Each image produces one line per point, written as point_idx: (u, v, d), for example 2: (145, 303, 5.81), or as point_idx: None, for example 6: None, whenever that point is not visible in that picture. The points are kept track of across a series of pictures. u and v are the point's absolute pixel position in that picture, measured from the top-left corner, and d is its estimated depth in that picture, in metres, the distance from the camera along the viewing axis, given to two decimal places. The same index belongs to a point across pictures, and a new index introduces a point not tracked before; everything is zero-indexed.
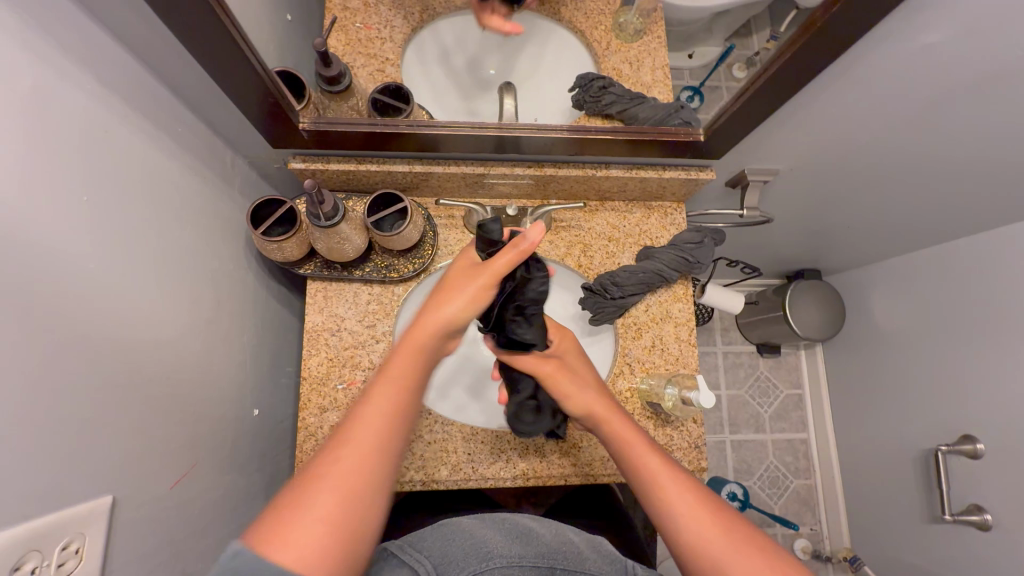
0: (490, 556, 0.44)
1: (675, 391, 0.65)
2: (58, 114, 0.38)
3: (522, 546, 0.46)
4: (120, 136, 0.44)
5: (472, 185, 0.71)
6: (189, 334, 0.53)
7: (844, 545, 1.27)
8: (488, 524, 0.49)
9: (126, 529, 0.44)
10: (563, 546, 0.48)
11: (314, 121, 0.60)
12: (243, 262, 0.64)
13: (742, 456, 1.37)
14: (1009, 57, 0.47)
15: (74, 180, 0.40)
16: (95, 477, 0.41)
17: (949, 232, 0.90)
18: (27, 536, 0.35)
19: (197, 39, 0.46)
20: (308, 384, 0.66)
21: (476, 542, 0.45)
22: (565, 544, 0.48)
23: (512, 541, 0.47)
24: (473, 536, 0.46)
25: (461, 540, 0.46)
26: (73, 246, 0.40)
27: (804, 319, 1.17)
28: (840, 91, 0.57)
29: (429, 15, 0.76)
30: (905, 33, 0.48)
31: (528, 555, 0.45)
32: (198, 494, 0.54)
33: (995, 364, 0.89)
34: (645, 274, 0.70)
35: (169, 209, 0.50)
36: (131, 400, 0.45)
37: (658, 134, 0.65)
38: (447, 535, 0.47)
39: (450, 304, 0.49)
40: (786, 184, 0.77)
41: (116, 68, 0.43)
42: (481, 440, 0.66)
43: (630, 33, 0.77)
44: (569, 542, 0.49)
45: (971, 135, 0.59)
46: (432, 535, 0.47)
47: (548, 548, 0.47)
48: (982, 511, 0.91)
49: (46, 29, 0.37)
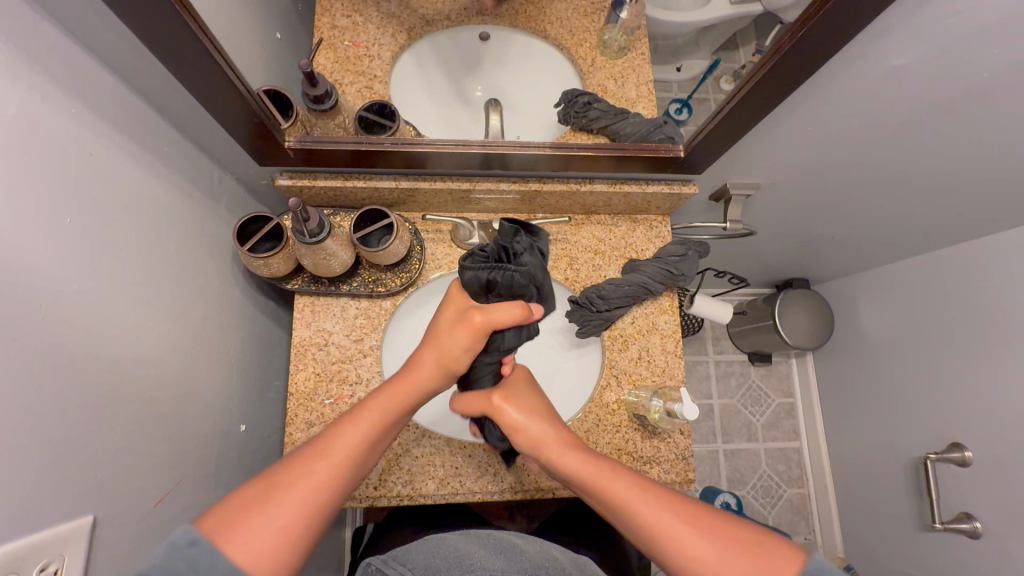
0: (474, 567, 0.44)
1: (660, 403, 0.65)
2: (45, 140, 0.39)
3: (505, 560, 0.46)
4: (106, 158, 0.45)
5: (459, 200, 0.72)
6: (174, 351, 0.54)
7: (838, 553, 1.26)
8: (472, 539, 0.50)
9: (107, 550, 0.44)
10: (546, 561, 0.48)
11: (300, 140, 0.61)
12: (230, 278, 0.64)
13: (735, 465, 1.37)
14: (979, 75, 0.49)
15: (60, 204, 0.40)
16: (75, 498, 0.41)
17: (933, 242, 0.91)
18: (5, 558, 0.35)
19: (181, 62, 0.47)
20: (295, 399, 0.66)
21: (458, 554, 0.46)
22: (548, 559, 0.48)
23: (496, 555, 0.47)
24: (457, 550, 0.47)
25: (446, 552, 0.47)
26: (59, 268, 0.40)
27: (794, 328, 1.18)
28: (817, 107, 0.58)
29: (416, 34, 0.78)
30: (879, 54, 0.50)
31: (511, 568, 0.45)
32: (183, 512, 0.54)
33: (982, 374, 0.91)
34: (630, 287, 0.70)
35: (155, 227, 0.51)
36: (116, 417, 0.45)
37: (640, 150, 0.66)
38: (432, 551, 0.48)
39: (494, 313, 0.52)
40: (770, 197, 0.78)
41: (101, 93, 0.44)
42: (468, 454, 0.67)
43: (614, 51, 0.78)
44: (554, 558, 0.49)
45: (947, 151, 0.60)
46: (418, 551, 0.48)
47: (532, 563, 0.47)
48: (971, 518, 0.92)
49: (34, 56, 0.38)
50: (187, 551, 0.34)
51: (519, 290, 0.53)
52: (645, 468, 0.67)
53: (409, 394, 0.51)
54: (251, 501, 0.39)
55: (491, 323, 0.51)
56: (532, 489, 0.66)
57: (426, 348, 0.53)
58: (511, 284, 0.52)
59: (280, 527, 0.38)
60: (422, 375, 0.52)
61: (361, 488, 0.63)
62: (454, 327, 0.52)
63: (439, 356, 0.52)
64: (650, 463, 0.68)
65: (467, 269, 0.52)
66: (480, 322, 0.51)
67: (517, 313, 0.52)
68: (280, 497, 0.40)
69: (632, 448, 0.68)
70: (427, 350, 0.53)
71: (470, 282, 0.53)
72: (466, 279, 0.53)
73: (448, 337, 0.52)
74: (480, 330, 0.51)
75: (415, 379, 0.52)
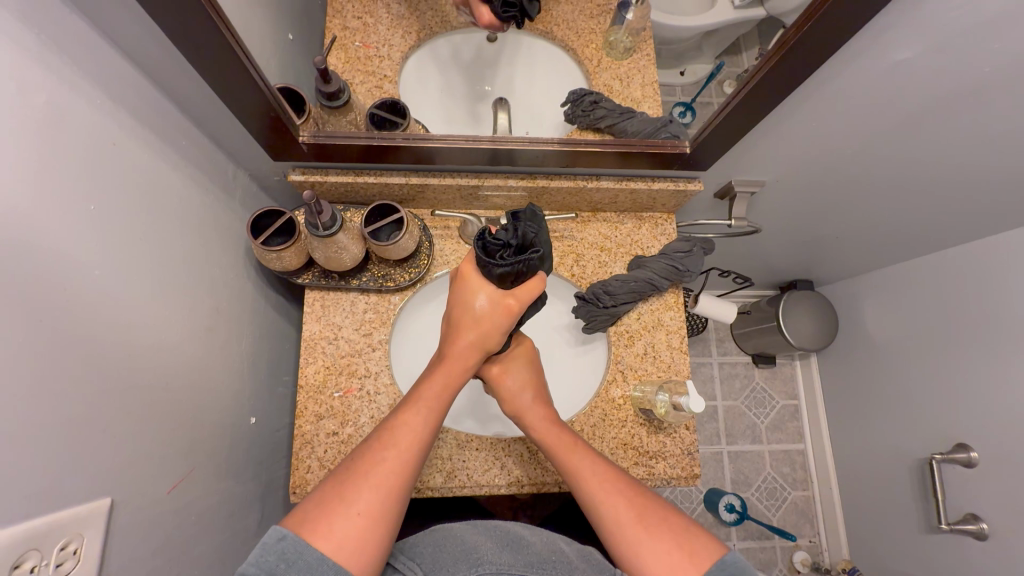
0: (480, 564, 0.44)
1: (666, 397, 0.66)
2: (71, 127, 0.40)
3: (510, 555, 0.46)
4: (127, 149, 0.46)
5: (467, 197, 0.74)
6: (188, 341, 0.54)
7: (843, 556, 1.25)
8: (480, 530, 0.50)
9: (122, 533, 0.44)
10: (552, 554, 0.48)
11: (313, 135, 0.62)
12: (243, 271, 0.65)
13: (739, 468, 1.36)
14: (981, 69, 0.49)
15: (82, 191, 0.41)
16: (93, 480, 0.42)
17: (938, 241, 0.92)
18: (28, 535, 0.36)
19: (204, 57, 0.48)
20: (305, 392, 0.67)
21: (467, 548, 0.46)
22: (555, 552, 0.48)
23: (503, 549, 0.47)
24: (465, 543, 0.47)
25: (451, 546, 0.47)
26: (81, 253, 0.41)
27: (798, 329, 1.18)
28: (820, 104, 0.59)
29: (426, 34, 0.79)
30: (881, 51, 0.51)
31: (518, 563, 0.45)
32: (195, 500, 0.55)
33: (987, 372, 0.91)
34: (637, 283, 0.71)
35: (173, 219, 0.52)
36: (133, 401, 0.46)
37: (646, 147, 0.67)
38: (440, 543, 0.48)
39: (523, 292, 0.55)
40: (774, 195, 0.79)
41: (124, 86, 0.45)
42: (476, 447, 0.67)
43: (621, 51, 0.80)
44: (559, 551, 0.49)
45: (952, 146, 0.61)
46: (425, 543, 0.49)
47: (537, 557, 0.47)
48: (978, 520, 0.91)
49: (62, 48, 0.39)
50: (277, 546, 0.39)
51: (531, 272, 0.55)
52: (652, 462, 0.68)
53: (452, 377, 0.55)
54: (331, 500, 0.43)
55: (523, 306, 0.56)
56: (538, 483, 0.67)
57: (465, 332, 0.56)
58: (533, 271, 0.54)
59: (359, 519, 0.42)
60: (459, 358, 0.56)
61: None
62: (490, 314, 0.55)
63: (478, 336, 0.56)
64: (656, 458, 0.68)
65: (497, 265, 0.52)
66: (509, 308, 0.55)
67: (539, 286, 0.56)
68: (353, 494, 0.44)
69: (639, 443, 0.68)
70: (468, 328, 0.56)
71: (497, 274, 0.53)
72: (494, 273, 0.53)
73: (482, 325, 0.56)
74: (512, 314, 0.55)
75: (454, 363, 0.56)
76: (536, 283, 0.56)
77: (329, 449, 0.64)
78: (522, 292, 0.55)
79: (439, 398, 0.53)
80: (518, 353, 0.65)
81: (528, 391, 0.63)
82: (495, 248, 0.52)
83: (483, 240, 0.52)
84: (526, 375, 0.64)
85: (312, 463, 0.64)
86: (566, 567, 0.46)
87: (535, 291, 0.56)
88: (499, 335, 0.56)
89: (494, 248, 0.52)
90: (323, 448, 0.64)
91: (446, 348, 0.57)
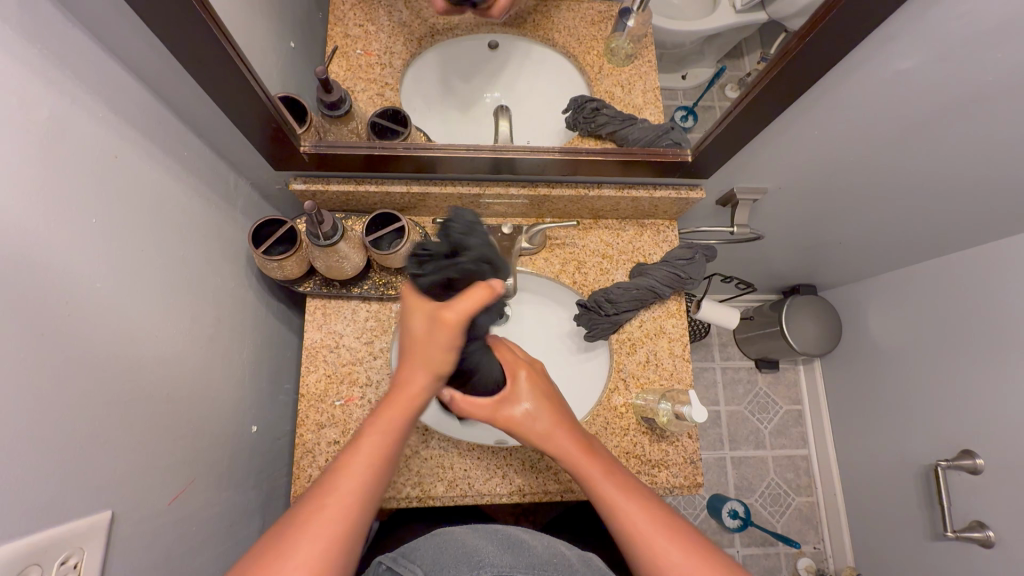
0: (481, 564, 0.44)
1: (668, 406, 0.65)
2: (75, 141, 0.40)
3: (512, 556, 0.46)
4: (130, 161, 0.46)
5: (468, 205, 0.73)
6: (190, 352, 0.54)
7: (848, 563, 1.25)
8: (481, 534, 0.50)
9: (124, 546, 0.44)
10: (553, 557, 0.47)
11: (315, 144, 0.62)
12: (245, 280, 0.66)
13: (743, 473, 1.36)
14: (985, 79, 0.49)
15: (86, 205, 0.41)
16: (95, 493, 0.41)
17: (943, 247, 0.91)
18: (30, 550, 0.35)
19: (206, 68, 0.49)
20: (306, 401, 0.66)
21: (467, 550, 0.46)
22: (556, 556, 0.48)
23: (504, 551, 0.46)
24: (466, 545, 0.47)
25: (453, 548, 0.47)
26: (85, 266, 0.41)
27: (801, 334, 1.18)
28: (823, 112, 0.59)
29: (426, 43, 0.79)
30: (884, 60, 0.51)
31: (519, 564, 0.44)
32: (195, 510, 0.55)
33: (993, 379, 0.90)
34: (639, 290, 0.71)
35: (175, 229, 0.52)
36: (137, 413, 0.46)
37: (648, 155, 0.67)
38: (440, 546, 0.48)
39: (459, 303, 0.44)
40: (776, 202, 0.79)
41: (127, 98, 0.45)
42: (477, 456, 0.67)
43: (621, 58, 0.80)
44: (560, 555, 0.48)
45: (955, 153, 0.60)
46: (425, 547, 0.49)
47: (538, 560, 0.46)
48: (985, 527, 0.90)
49: (66, 65, 0.39)
50: None
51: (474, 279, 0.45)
52: (655, 471, 0.67)
53: (401, 412, 0.49)
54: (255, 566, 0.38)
55: (466, 319, 0.44)
56: (540, 492, 0.66)
57: (414, 358, 0.49)
58: (470, 276, 0.44)
59: None
60: (409, 390, 0.49)
61: None
62: (432, 336, 0.46)
63: (428, 363, 0.48)
64: (658, 466, 0.68)
65: (420, 277, 0.44)
66: (452, 323, 0.44)
67: (485, 291, 0.44)
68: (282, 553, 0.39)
69: (641, 451, 0.68)
70: (416, 358, 0.49)
71: (422, 291, 0.44)
72: (421, 286, 0.44)
73: (429, 349, 0.47)
74: (457, 328, 0.44)
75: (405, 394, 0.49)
76: (475, 288, 0.44)
77: (330, 458, 0.64)
78: (459, 304, 0.44)
79: (387, 436, 0.48)
80: (527, 373, 0.60)
81: (540, 418, 0.57)
82: (423, 260, 0.45)
83: (411, 251, 0.46)
84: (531, 403, 0.58)
85: (313, 473, 0.64)
86: (568, 570, 0.46)
87: (480, 297, 0.44)
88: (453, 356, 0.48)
89: (420, 260, 0.45)
90: (325, 457, 0.64)
91: (396, 380, 0.51)
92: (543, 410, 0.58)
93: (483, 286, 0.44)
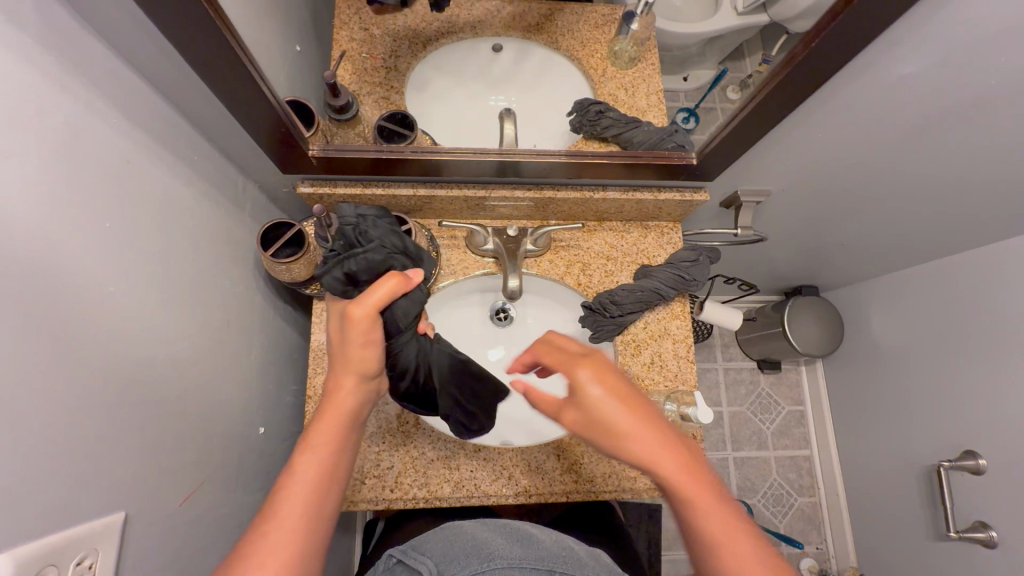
0: (491, 557, 0.44)
1: (674, 407, 0.66)
2: (90, 147, 0.41)
3: (521, 548, 0.46)
4: (142, 166, 0.47)
5: (474, 207, 0.74)
6: (199, 354, 0.55)
7: (851, 563, 1.25)
8: (490, 527, 0.50)
9: (136, 547, 0.45)
10: (562, 550, 0.48)
11: (322, 148, 0.63)
12: (253, 283, 0.66)
13: (745, 474, 1.36)
14: (987, 83, 0.50)
15: (99, 209, 0.42)
16: (109, 495, 0.42)
17: (946, 249, 0.91)
18: (47, 551, 0.36)
19: (217, 74, 0.49)
20: (314, 402, 0.67)
21: (476, 543, 0.47)
22: (564, 549, 0.48)
23: (513, 543, 0.47)
24: (475, 538, 0.47)
25: (462, 543, 0.47)
26: (99, 269, 0.42)
27: (804, 335, 1.18)
28: (827, 116, 0.59)
29: (431, 46, 0.80)
30: (888, 64, 0.51)
31: (528, 556, 0.45)
32: (204, 512, 0.55)
33: (994, 380, 0.90)
34: (643, 292, 0.71)
35: (185, 233, 0.53)
36: (148, 415, 0.47)
37: (653, 158, 0.67)
38: (450, 539, 0.49)
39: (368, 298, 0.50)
40: (780, 204, 0.79)
41: (139, 103, 0.46)
42: (484, 457, 0.67)
43: (625, 61, 0.80)
44: (569, 548, 0.49)
45: (957, 157, 0.61)
46: (435, 540, 0.50)
47: (548, 552, 0.47)
48: (987, 527, 0.91)
49: (81, 70, 0.40)
50: None
51: (382, 268, 0.54)
52: None
53: (337, 420, 0.49)
54: None
55: (377, 308, 0.49)
56: (546, 493, 0.67)
57: (342, 366, 0.50)
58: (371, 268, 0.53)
59: None
60: (340, 401, 0.49)
61: (378, 490, 0.64)
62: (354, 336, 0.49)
63: (355, 367, 0.50)
64: None
65: (325, 275, 0.52)
66: (363, 316, 0.49)
67: (389, 281, 0.51)
68: None
69: None
70: (343, 366, 0.50)
71: (337, 287, 0.53)
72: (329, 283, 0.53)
73: (353, 351, 0.50)
74: (371, 318, 0.49)
75: (340, 402, 0.49)
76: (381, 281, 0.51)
77: None
78: (369, 297, 0.50)
79: (327, 447, 0.47)
80: (590, 368, 0.45)
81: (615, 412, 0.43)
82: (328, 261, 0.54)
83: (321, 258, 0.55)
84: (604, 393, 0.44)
85: None
86: (576, 562, 0.46)
87: (385, 290, 0.50)
88: (376, 355, 0.51)
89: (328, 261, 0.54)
90: None
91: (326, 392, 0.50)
92: (619, 410, 0.43)
93: (388, 277, 0.51)
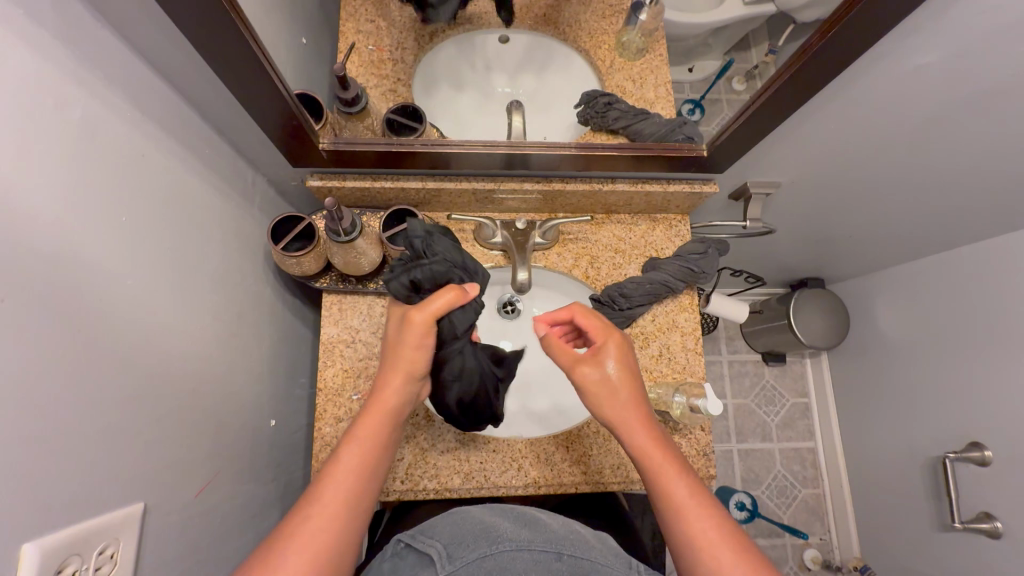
0: (499, 539, 0.45)
1: (682, 399, 0.66)
2: (106, 142, 0.41)
3: (530, 532, 0.47)
4: (157, 160, 0.47)
5: (482, 200, 0.74)
6: (212, 348, 0.55)
7: (854, 553, 1.26)
8: (496, 513, 0.51)
9: (155, 538, 0.45)
10: (570, 534, 0.49)
11: (333, 141, 0.63)
12: (263, 276, 0.66)
13: (750, 466, 1.37)
14: (1002, 72, 0.49)
15: (116, 204, 0.42)
16: (128, 486, 0.42)
17: (953, 240, 0.91)
18: (70, 541, 0.36)
19: (229, 69, 0.49)
20: (324, 395, 0.67)
21: (484, 526, 0.48)
22: (572, 532, 0.49)
23: (521, 527, 0.48)
24: (483, 521, 0.48)
25: (471, 526, 0.48)
26: (116, 262, 0.42)
27: (809, 327, 1.18)
28: (839, 107, 0.59)
29: (437, 37, 0.79)
30: (902, 54, 0.51)
31: (537, 539, 0.46)
32: (219, 503, 0.56)
33: (999, 372, 0.90)
34: (652, 285, 0.71)
35: (197, 226, 0.53)
36: (163, 408, 0.47)
37: (662, 150, 0.67)
38: (458, 523, 0.49)
39: (430, 305, 0.52)
40: (788, 196, 0.79)
41: (152, 97, 0.46)
42: (493, 449, 0.68)
43: (633, 51, 0.80)
44: (577, 532, 0.50)
45: (969, 148, 0.60)
46: (443, 523, 0.50)
47: (556, 535, 0.48)
48: (992, 518, 0.91)
49: (97, 64, 0.40)
50: None
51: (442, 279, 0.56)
52: None
53: (382, 416, 0.50)
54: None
55: (432, 316, 0.51)
56: (555, 484, 0.67)
57: (393, 363, 0.52)
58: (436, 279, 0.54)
59: None
60: (389, 395, 0.51)
61: (388, 482, 0.65)
62: (409, 339, 0.51)
63: (407, 366, 0.51)
64: None
65: (392, 280, 0.54)
66: (421, 322, 0.51)
67: (450, 295, 0.53)
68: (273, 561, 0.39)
69: None
70: (396, 364, 0.51)
71: (400, 293, 0.55)
72: (393, 288, 0.55)
73: (405, 352, 0.52)
74: (428, 325, 0.51)
75: (385, 398, 0.50)
76: (444, 291, 0.53)
77: None
78: (430, 305, 0.52)
79: (374, 438, 0.49)
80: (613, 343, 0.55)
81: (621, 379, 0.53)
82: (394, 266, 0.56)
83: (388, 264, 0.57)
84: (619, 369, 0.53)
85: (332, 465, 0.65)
86: (585, 545, 0.47)
87: (445, 301, 0.52)
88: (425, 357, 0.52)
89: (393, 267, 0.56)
90: None
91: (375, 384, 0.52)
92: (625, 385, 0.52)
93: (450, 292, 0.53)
